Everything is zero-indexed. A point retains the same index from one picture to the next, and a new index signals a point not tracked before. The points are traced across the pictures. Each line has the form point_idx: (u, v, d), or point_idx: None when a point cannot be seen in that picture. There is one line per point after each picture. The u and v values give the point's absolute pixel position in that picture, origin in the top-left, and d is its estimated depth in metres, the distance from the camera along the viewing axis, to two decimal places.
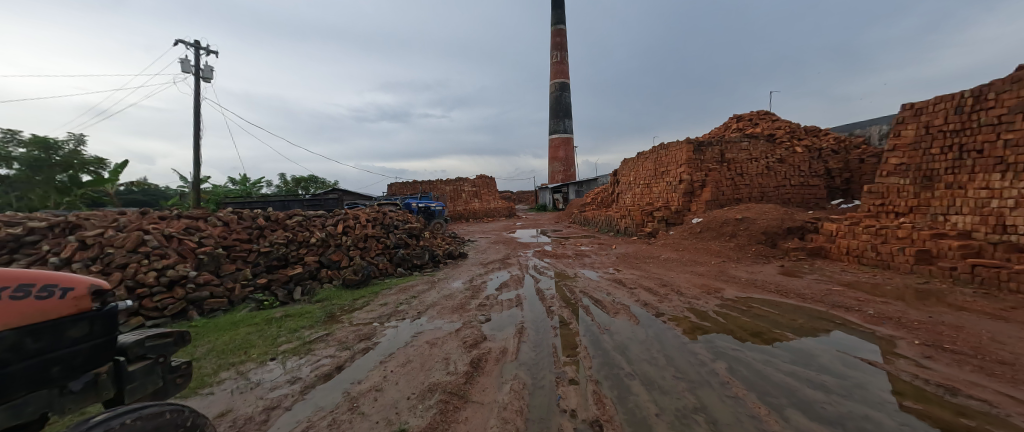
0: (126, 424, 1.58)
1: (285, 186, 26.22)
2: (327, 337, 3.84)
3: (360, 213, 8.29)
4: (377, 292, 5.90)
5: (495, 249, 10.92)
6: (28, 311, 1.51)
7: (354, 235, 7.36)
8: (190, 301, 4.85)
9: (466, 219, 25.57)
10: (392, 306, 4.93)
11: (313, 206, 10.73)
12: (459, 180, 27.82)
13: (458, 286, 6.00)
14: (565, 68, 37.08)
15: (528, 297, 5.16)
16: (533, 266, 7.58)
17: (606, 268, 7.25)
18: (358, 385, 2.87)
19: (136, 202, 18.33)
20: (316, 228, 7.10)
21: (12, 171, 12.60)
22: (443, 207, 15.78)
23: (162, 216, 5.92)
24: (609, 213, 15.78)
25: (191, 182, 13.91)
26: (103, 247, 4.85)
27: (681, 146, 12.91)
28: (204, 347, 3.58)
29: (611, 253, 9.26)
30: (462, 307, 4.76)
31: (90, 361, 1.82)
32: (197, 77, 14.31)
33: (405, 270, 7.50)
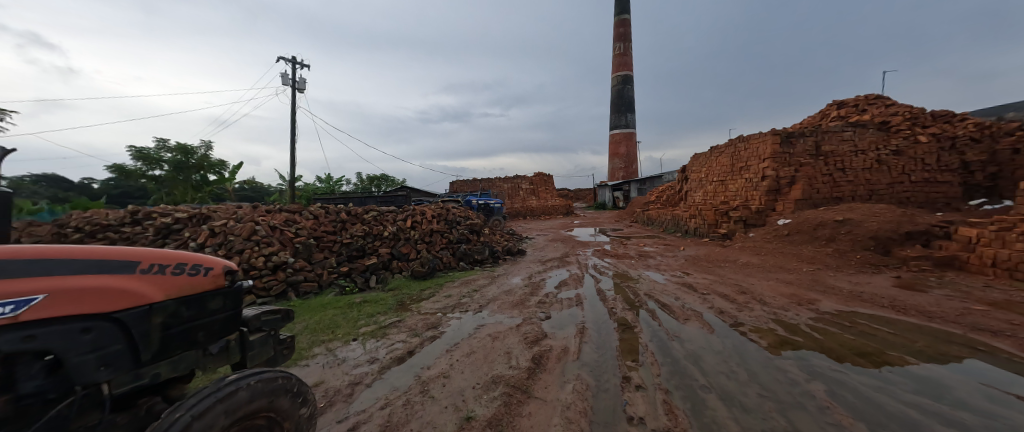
0: (251, 385, 1.91)
1: (361, 183, 28.91)
2: (398, 323, 4.15)
3: (426, 209, 8.82)
4: (441, 284, 6.26)
5: (553, 247, 10.85)
6: (183, 284, 1.92)
7: (421, 229, 7.86)
8: (289, 283, 5.59)
9: (524, 216, 25.79)
10: (456, 298, 5.17)
11: (385, 202, 11.67)
12: (516, 177, 28.22)
13: (519, 282, 6.10)
14: (628, 60, 35.60)
15: (590, 297, 5.07)
16: (594, 266, 7.38)
17: (674, 271, 6.81)
18: (429, 369, 3.07)
19: (247, 198, 21.69)
20: (388, 223, 7.69)
21: (164, 172, 15.66)
22: (501, 203, 16.12)
23: (268, 210, 6.90)
24: (677, 212, 14.75)
25: (288, 180, 16.03)
26: (226, 235, 5.81)
27: (766, 139, 11.79)
28: (300, 324, 4.10)
29: (679, 255, 8.68)
30: (523, 303, 4.81)
31: (224, 329, 2.20)
32: (294, 88, 16.45)
33: (466, 264, 7.80)
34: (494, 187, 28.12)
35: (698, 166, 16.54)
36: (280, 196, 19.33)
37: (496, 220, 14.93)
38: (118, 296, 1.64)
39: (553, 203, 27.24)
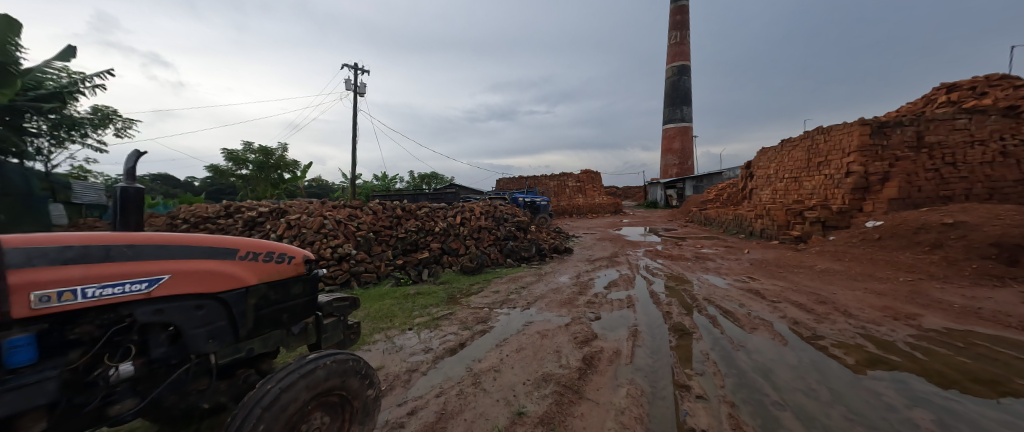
0: (328, 364, 2.12)
1: (413, 181, 30.42)
2: (450, 316, 4.31)
3: (474, 206, 9.04)
4: (489, 280, 6.39)
5: (602, 246, 10.55)
6: (273, 270, 2.33)
7: (470, 226, 8.07)
8: (351, 273, 6.05)
9: (570, 215, 25.38)
10: (504, 294, 5.25)
11: (436, 199, 12.17)
12: (562, 175, 27.91)
13: (566, 281, 6.03)
14: (684, 49, 33.65)
15: (643, 299, 4.86)
16: (646, 267, 7.08)
17: (737, 275, 6.31)
18: (480, 362, 3.14)
19: (316, 194, 23.80)
20: (439, 219, 8.01)
21: (250, 172, 17.72)
22: (548, 201, 16.03)
23: (334, 205, 7.52)
24: (741, 212, 13.60)
25: (350, 178, 17.30)
26: (299, 228, 6.44)
27: (852, 130, 10.52)
28: (363, 312, 4.42)
29: (742, 259, 8.03)
30: (571, 302, 4.76)
31: (304, 312, 2.56)
32: (356, 93, 17.72)
33: (513, 261, 7.88)
34: (540, 185, 28.03)
35: (767, 162, 15.12)
36: (343, 193, 20.90)
37: (542, 218, 14.86)
38: (226, 279, 2.06)
39: (601, 201, 26.48)
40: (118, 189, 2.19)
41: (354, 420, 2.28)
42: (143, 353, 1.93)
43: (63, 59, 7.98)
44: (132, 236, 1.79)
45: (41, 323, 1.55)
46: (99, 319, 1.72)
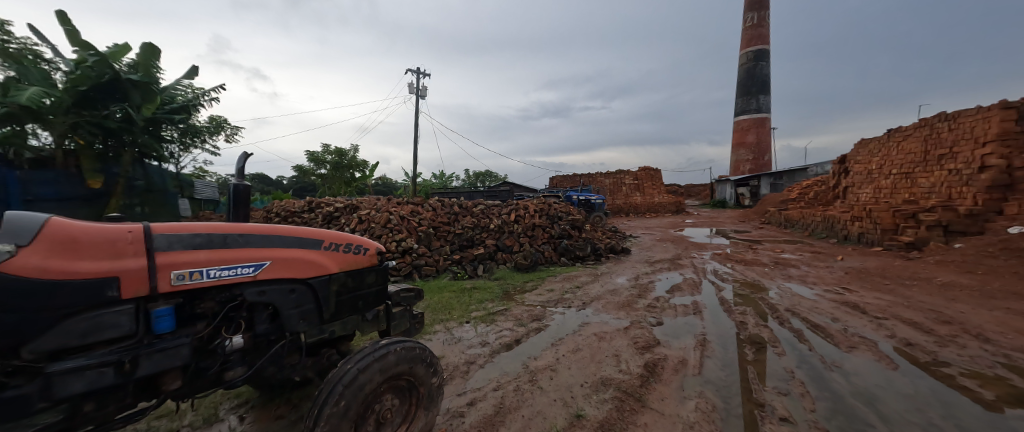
0: (399, 350, 2.26)
1: (469, 179, 31.57)
2: (505, 311, 4.37)
3: (529, 204, 9.08)
4: (543, 278, 6.39)
5: (663, 248, 9.97)
6: (350, 260, 2.59)
7: (524, 224, 8.13)
8: (413, 266, 6.44)
9: (626, 213, 24.41)
10: (558, 293, 5.20)
11: (490, 197, 12.47)
12: (619, 172, 26.92)
13: (624, 283, 5.80)
14: (760, 33, 30.66)
15: (712, 306, 4.49)
16: (713, 272, 6.55)
17: (827, 285, 5.54)
18: (536, 360, 3.14)
19: (382, 192, 25.74)
20: (494, 216, 8.19)
21: (327, 171, 19.72)
22: (603, 200, 15.58)
23: (398, 202, 8.07)
24: (831, 213, 11.97)
25: (412, 176, 18.42)
26: (368, 223, 7.02)
27: (991, 115, 8.73)
28: (424, 303, 4.68)
29: (833, 267, 7.06)
30: (630, 304, 4.57)
31: (376, 300, 2.78)
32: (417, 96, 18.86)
33: (568, 260, 7.79)
34: (594, 183, 27.36)
35: (868, 156, 13.10)
36: (405, 191, 22.31)
37: (598, 216, 14.49)
38: (312, 266, 2.35)
39: (661, 200, 25.04)
40: (231, 186, 2.57)
41: (420, 405, 2.41)
42: (250, 328, 2.23)
43: (189, 77, 9.54)
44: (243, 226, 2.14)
45: (178, 297, 1.90)
46: (218, 296, 2.04)
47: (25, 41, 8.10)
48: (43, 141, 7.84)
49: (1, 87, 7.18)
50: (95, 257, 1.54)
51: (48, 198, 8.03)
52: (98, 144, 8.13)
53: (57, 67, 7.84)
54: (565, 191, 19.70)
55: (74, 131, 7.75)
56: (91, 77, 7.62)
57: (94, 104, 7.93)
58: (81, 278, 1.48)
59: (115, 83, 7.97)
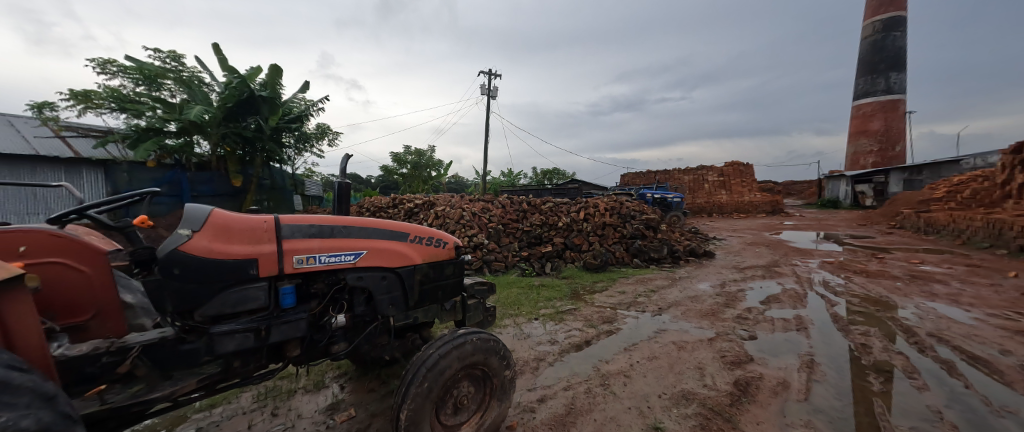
0: (475, 340, 2.37)
1: (536, 177, 31.88)
2: (574, 311, 4.32)
3: (599, 201, 8.80)
4: (614, 279, 6.16)
5: (756, 253, 8.86)
6: (432, 253, 2.78)
7: (594, 222, 7.89)
8: (483, 261, 6.74)
9: (708, 213, 22.27)
10: (631, 295, 4.97)
11: (559, 195, 12.41)
12: (699, 168, 24.63)
13: (707, 290, 5.30)
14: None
15: (821, 322, 3.85)
16: (821, 283, 5.62)
17: (993, 308, 4.36)
18: (608, 364, 3.03)
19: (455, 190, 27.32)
20: (562, 214, 8.12)
21: (408, 170, 21.56)
22: (681, 198, 14.41)
23: (471, 199, 8.49)
24: (999, 218, 9.36)
25: (482, 175, 19.18)
26: (444, 218, 7.54)
27: None
28: (494, 297, 4.86)
29: (1002, 286, 5.52)
30: (715, 314, 4.16)
31: (454, 291, 2.95)
32: (489, 97, 19.60)
33: (640, 262, 7.41)
34: (671, 180, 25.46)
35: None
36: (476, 189, 23.32)
37: (675, 216, 13.46)
38: (400, 257, 2.58)
39: (751, 198, 22.26)
40: (337, 184, 2.95)
41: (494, 395, 2.49)
42: (350, 309, 2.53)
43: (302, 91, 11.22)
44: (347, 219, 2.47)
45: (298, 278, 2.26)
46: (327, 279, 2.36)
47: (192, 69, 10.33)
48: (203, 149, 10.02)
49: (179, 107, 9.24)
50: (240, 242, 2.01)
51: (206, 194, 10.12)
52: (239, 150, 10.14)
53: (213, 89, 9.87)
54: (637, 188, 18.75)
55: (224, 140, 9.76)
56: (235, 96, 9.42)
57: (237, 118, 9.87)
58: (233, 259, 1.95)
59: (251, 99, 9.72)
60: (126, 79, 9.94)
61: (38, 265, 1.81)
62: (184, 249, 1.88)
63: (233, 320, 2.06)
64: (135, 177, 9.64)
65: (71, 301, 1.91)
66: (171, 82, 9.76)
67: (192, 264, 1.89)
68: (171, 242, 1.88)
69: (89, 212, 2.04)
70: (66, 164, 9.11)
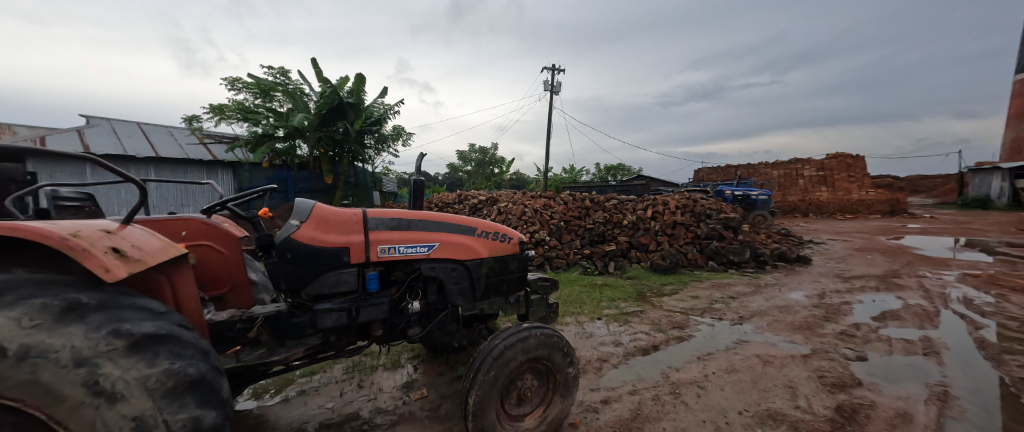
0: (540, 335, 2.40)
1: (600, 173, 30.99)
2: (640, 313, 4.16)
3: (669, 198, 8.21)
4: (686, 283, 5.77)
5: (866, 260, 7.52)
6: (498, 248, 2.88)
7: (662, 221, 7.44)
8: (545, 258, 6.81)
9: (803, 213, 19.46)
10: (706, 301, 4.62)
11: (624, 191, 11.91)
12: (792, 161, 21.60)
13: (801, 301, 4.67)
14: None
15: (960, 348, 3.14)
16: (962, 301, 4.56)
17: None
18: (678, 372, 2.86)
19: None
20: (627, 211, 7.77)
21: (473, 167, 22.45)
22: (768, 195, 12.81)
23: (532, 195, 8.57)
24: None
25: (543, 171, 19.18)
26: (507, 215, 7.77)
27: None
28: (556, 293, 4.89)
29: None
30: (810, 328, 3.66)
31: (518, 285, 3.02)
32: (552, 92, 19.50)
33: (717, 265, 6.82)
34: (756, 175, 22.73)
35: None
36: (537, 185, 23.41)
37: (760, 215, 12.14)
38: (469, 250, 2.72)
39: (860, 196, 18.88)
40: (412, 181, 3.19)
41: (557, 391, 2.49)
42: (424, 297, 2.73)
43: (381, 97, 12.34)
44: (422, 214, 2.67)
45: (381, 266, 2.50)
46: (405, 268, 2.58)
47: (295, 82, 11.99)
48: (303, 151, 11.66)
49: (286, 115, 10.81)
50: (337, 232, 2.30)
51: (306, 190, 11.77)
52: (331, 151, 11.59)
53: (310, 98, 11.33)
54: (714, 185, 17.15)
55: (319, 143, 11.23)
56: (328, 104, 10.70)
57: (329, 123, 11.24)
58: (331, 247, 2.24)
59: (340, 106, 10.97)
60: (248, 93, 11.94)
61: (196, 246, 2.41)
62: (295, 237, 2.20)
63: (330, 300, 2.36)
64: (254, 175, 11.61)
65: (215, 276, 2.47)
66: (279, 94, 11.45)
67: (301, 250, 2.21)
68: (285, 231, 2.21)
69: (229, 205, 2.53)
70: (209, 167, 11.19)
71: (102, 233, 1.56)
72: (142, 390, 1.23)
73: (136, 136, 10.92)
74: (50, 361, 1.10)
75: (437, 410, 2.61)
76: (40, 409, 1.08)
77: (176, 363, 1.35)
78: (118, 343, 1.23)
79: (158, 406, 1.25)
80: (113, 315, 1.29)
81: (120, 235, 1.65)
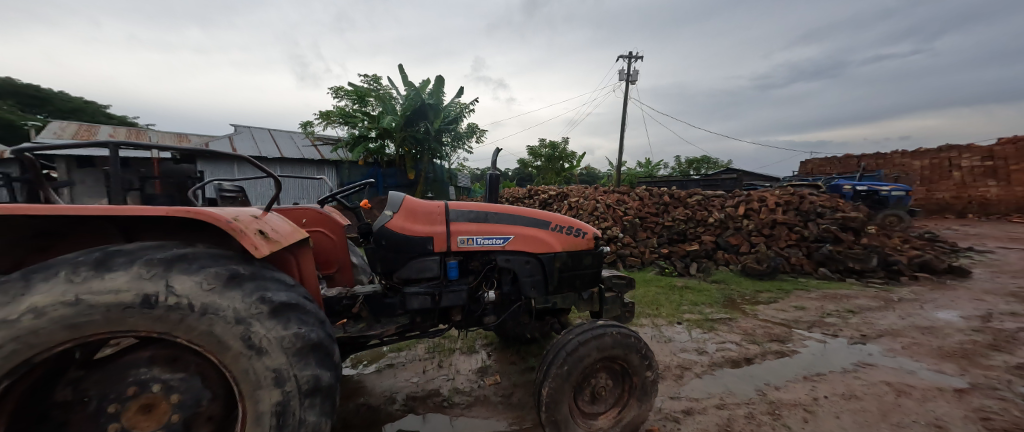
0: (615, 334, 2.32)
1: (679, 167, 28.64)
2: (729, 321, 3.81)
3: (767, 193, 7.22)
4: (787, 291, 5.08)
5: None
6: (572, 243, 2.85)
7: (758, 220, 6.63)
8: (618, 255, 6.64)
9: (957, 213, 15.44)
10: (814, 314, 4.03)
11: (709, 187, 10.86)
12: (941, 149, 17.25)
13: (953, 322, 3.75)
14: None
15: None
16: None
17: None
18: (778, 390, 2.52)
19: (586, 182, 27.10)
20: (714, 208, 7.05)
21: (543, 163, 22.53)
22: (905, 191, 10.48)
23: (605, 190, 8.31)
24: None
25: (616, 166, 18.39)
26: (578, 210, 7.73)
27: None
28: (632, 293, 4.74)
29: None
30: (968, 358, 2.92)
31: (591, 281, 2.95)
32: (627, 82, 18.56)
33: (830, 273, 5.92)
34: (887, 166, 18.66)
35: None
36: (608, 181, 22.56)
37: (891, 216, 10.17)
38: (542, 243, 2.73)
39: None
40: (488, 176, 3.32)
41: (634, 394, 2.38)
42: (499, 287, 2.83)
43: (457, 96, 13.06)
44: (498, 207, 2.75)
45: (461, 255, 2.65)
46: (481, 259, 2.70)
47: (385, 87, 13.36)
48: (391, 150, 12.70)
49: (378, 118, 12.14)
50: (423, 223, 2.51)
51: (393, 186, 13.09)
52: (414, 150, 12.66)
53: (397, 101, 12.53)
54: (825, 178, 14.67)
55: (404, 142, 12.38)
56: (412, 105, 11.72)
57: (412, 123, 12.31)
58: (418, 237, 2.45)
59: (422, 106, 11.94)
60: (347, 100, 13.70)
61: (314, 232, 2.84)
62: (389, 226, 2.45)
63: (417, 284, 2.58)
64: (351, 172, 13.31)
65: (327, 258, 2.89)
66: (372, 99, 12.89)
67: (393, 238, 2.44)
68: (380, 220, 2.47)
69: (338, 197, 2.92)
70: (319, 165, 13.06)
71: (251, 218, 1.91)
72: (280, 348, 1.48)
73: (266, 140, 13.25)
74: (220, 318, 1.41)
75: (510, 397, 2.69)
76: (216, 354, 1.44)
77: (303, 328, 1.59)
78: (264, 308, 1.50)
79: (290, 362, 1.50)
80: (260, 284, 1.57)
81: (263, 220, 2.00)
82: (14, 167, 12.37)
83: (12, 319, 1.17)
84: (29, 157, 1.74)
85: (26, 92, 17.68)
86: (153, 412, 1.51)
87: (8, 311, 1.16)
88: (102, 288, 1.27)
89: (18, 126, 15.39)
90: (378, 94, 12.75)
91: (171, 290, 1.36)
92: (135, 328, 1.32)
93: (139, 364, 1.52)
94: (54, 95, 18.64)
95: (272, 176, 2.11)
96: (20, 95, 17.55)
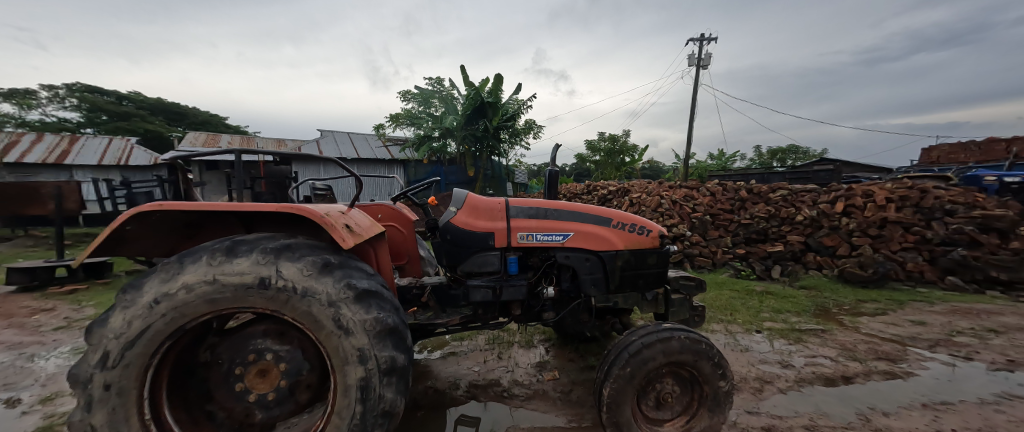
0: (683, 338, 2.18)
1: (760, 159, 25.61)
2: (822, 333, 3.36)
3: (875, 185, 6.08)
4: (900, 303, 4.30)
5: None
6: (635, 241, 2.74)
7: (861, 217, 5.67)
8: (684, 255, 6.29)
9: None
10: (938, 332, 3.37)
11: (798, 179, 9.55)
12: None
13: None
14: None
15: None
16: None
17: None
18: (887, 417, 2.16)
19: None
20: (804, 205, 6.15)
21: (601, 157, 21.80)
22: None
23: (670, 185, 7.79)
24: None
25: (683, 159, 17.09)
26: (641, 207, 7.41)
27: None
28: (703, 296, 4.42)
29: None
30: None
31: (656, 281, 2.80)
32: (698, 66, 17.08)
33: (962, 283, 4.97)
34: None
35: None
36: (674, 175, 21.03)
37: None
38: (603, 241, 2.67)
39: None
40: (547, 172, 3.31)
41: (704, 404, 2.23)
42: (558, 283, 2.82)
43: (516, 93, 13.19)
44: (557, 204, 2.74)
45: (521, 251, 2.70)
46: (541, 255, 2.72)
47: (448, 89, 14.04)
48: (453, 148, 13.34)
49: (441, 118, 12.83)
50: (485, 219, 2.60)
51: (454, 183, 13.75)
52: (473, 147, 13.12)
53: (458, 101, 13.09)
54: (960, 168, 11.99)
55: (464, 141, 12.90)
56: (473, 103, 12.15)
57: (472, 122, 12.76)
58: (480, 232, 2.55)
59: (482, 105, 12.30)
60: (414, 103, 14.69)
61: (387, 227, 3.10)
62: (453, 221, 2.57)
63: (478, 277, 2.69)
64: (417, 171, 14.29)
65: (398, 251, 3.14)
66: (436, 101, 13.66)
67: (457, 233, 2.56)
68: (446, 216, 2.61)
69: (408, 194, 3.15)
70: (389, 164, 14.19)
71: (338, 213, 2.15)
72: (362, 330, 1.65)
73: (345, 142, 14.77)
74: (316, 300, 1.63)
75: (569, 394, 2.69)
76: (313, 332, 1.66)
77: (381, 313, 1.74)
78: (350, 293, 1.68)
79: (371, 343, 1.67)
80: (347, 272, 1.77)
81: (348, 215, 2.23)
82: (165, 169, 15.53)
83: (172, 293, 1.49)
84: (178, 164, 2.18)
85: (172, 109, 22.03)
86: (267, 376, 1.81)
87: (170, 286, 1.49)
88: (231, 271, 1.55)
89: (166, 136, 19.20)
90: (442, 95, 13.47)
91: (280, 274, 1.60)
92: (254, 305, 1.58)
93: (255, 336, 1.83)
94: (191, 111, 22.98)
95: (354, 175, 2.34)
96: (168, 112, 21.98)
